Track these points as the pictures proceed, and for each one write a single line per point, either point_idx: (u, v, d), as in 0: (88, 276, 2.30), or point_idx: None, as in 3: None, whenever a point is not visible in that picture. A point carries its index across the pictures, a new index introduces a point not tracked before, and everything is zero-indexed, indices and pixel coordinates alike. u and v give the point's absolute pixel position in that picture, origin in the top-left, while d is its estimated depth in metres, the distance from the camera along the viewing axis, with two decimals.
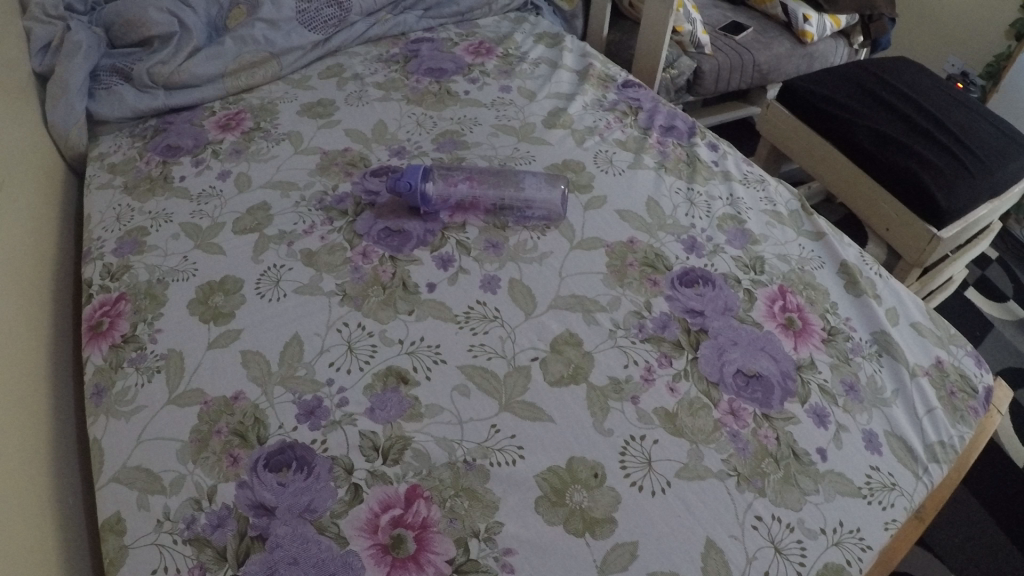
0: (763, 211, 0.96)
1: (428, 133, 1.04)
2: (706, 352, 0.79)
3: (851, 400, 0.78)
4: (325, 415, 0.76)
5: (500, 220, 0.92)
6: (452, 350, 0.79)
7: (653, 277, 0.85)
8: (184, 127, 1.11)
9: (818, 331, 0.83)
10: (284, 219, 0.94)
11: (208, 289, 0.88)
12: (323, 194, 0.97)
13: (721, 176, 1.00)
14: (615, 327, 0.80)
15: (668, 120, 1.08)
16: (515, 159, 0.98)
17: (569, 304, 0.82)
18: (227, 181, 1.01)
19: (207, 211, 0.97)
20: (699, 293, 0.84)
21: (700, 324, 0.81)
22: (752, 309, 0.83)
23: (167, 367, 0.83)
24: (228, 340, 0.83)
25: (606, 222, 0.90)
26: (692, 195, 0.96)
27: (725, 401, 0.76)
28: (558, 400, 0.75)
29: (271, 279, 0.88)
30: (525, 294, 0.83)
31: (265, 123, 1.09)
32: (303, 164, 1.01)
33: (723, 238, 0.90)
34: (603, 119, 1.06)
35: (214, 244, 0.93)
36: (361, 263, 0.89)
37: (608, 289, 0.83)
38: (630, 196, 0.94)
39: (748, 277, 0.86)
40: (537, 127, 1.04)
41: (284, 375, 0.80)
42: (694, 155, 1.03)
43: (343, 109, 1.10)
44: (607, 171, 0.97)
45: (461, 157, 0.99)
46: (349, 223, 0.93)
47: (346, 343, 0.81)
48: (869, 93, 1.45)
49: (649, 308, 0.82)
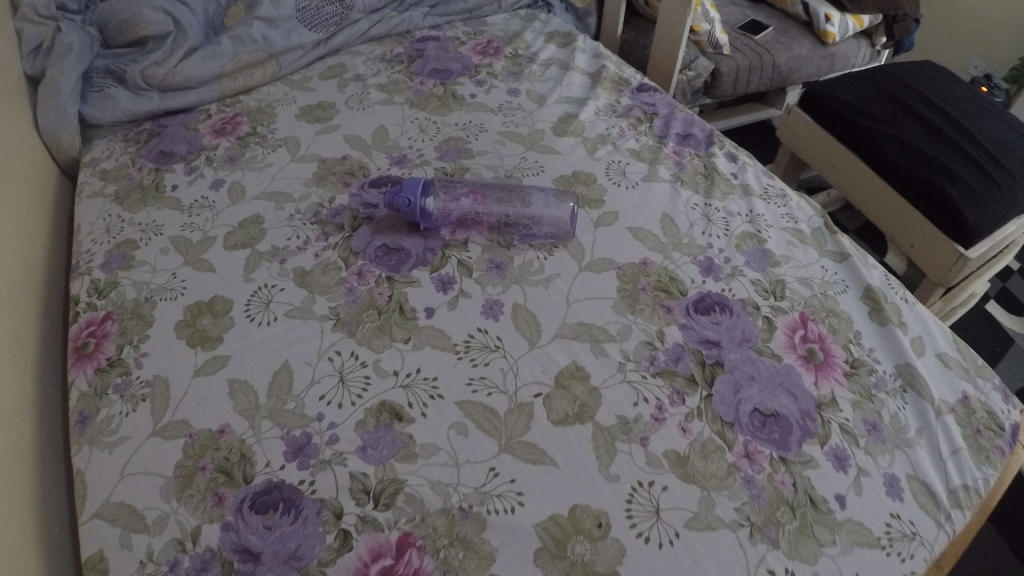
0: (785, 229, 0.90)
1: (431, 140, 0.99)
2: (721, 388, 0.73)
3: (873, 441, 0.72)
4: (314, 454, 0.72)
5: (505, 238, 0.86)
6: (449, 384, 0.74)
7: (666, 302, 0.80)
8: (179, 131, 1.06)
9: (840, 364, 0.77)
10: (277, 234, 0.90)
11: (197, 310, 0.84)
12: (319, 206, 0.92)
13: (740, 190, 0.94)
14: (625, 358, 0.75)
15: (684, 128, 1.02)
16: (522, 170, 0.93)
17: (575, 333, 0.77)
18: (220, 191, 0.96)
19: (198, 223, 0.92)
20: (715, 322, 0.78)
21: (715, 357, 0.75)
22: (772, 340, 0.77)
23: (152, 396, 0.79)
24: (216, 367, 0.79)
25: (618, 240, 0.85)
26: (709, 211, 0.90)
27: (740, 443, 0.70)
28: (562, 441, 0.70)
29: (262, 300, 0.84)
30: (529, 321, 0.78)
31: (261, 127, 1.04)
32: (299, 173, 0.96)
33: (741, 259, 0.84)
34: (615, 126, 1.00)
35: (204, 260, 0.88)
36: (356, 283, 0.84)
37: (618, 317, 0.78)
38: (644, 212, 0.88)
39: (767, 304, 0.80)
40: (547, 133, 0.98)
41: (273, 408, 0.75)
42: (711, 166, 0.96)
43: (343, 113, 1.04)
44: (620, 184, 0.91)
45: (465, 167, 0.94)
46: (345, 238, 0.89)
47: (338, 374, 0.76)
48: (895, 99, 1.38)
49: (662, 338, 0.76)
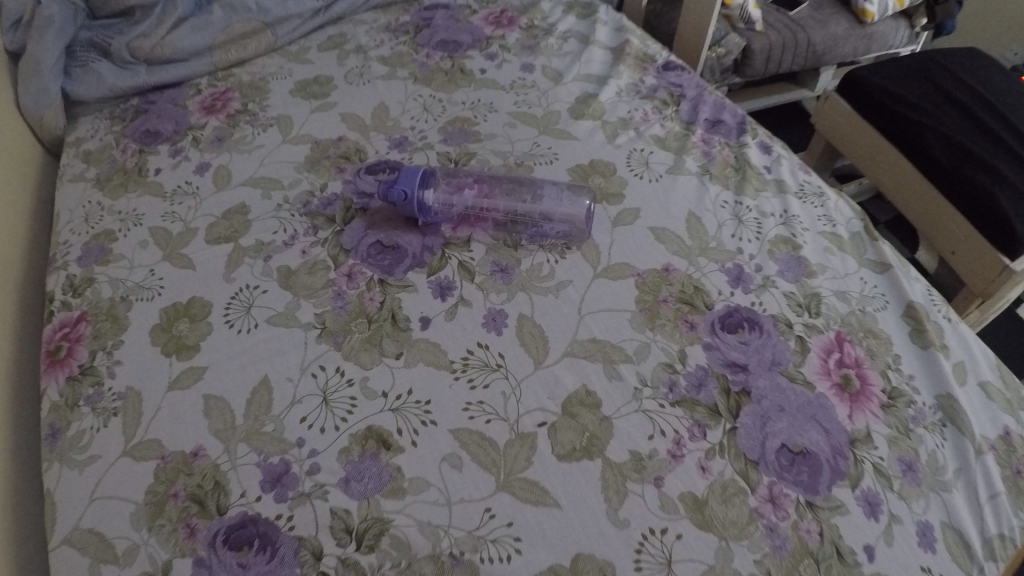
0: (822, 234, 0.80)
1: (434, 121, 0.90)
2: (747, 420, 0.65)
3: (908, 483, 0.63)
4: (293, 485, 0.65)
5: (513, 236, 0.77)
6: (444, 409, 0.66)
7: (689, 317, 0.71)
8: (166, 107, 0.98)
9: (877, 394, 0.68)
10: (263, 227, 0.82)
11: (174, 312, 0.77)
12: (310, 194, 0.84)
13: (774, 186, 0.84)
14: (641, 382, 0.67)
15: (714, 113, 0.92)
16: (533, 158, 0.84)
17: (586, 351, 0.68)
18: (205, 176, 0.88)
19: (181, 212, 0.85)
20: (742, 342, 0.69)
21: (741, 384, 0.67)
22: (805, 365, 0.69)
23: (125, 410, 0.72)
24: (191, 380, 0.72)
25: (637, 242, 0.76)
26: (739, 211, 0.80)
27: (764, 485, 0.62)
28: (567, 480, 0.62)
29: (243, 304, 0.76)
30: (536, 335, 0.70)
31: (253, 104, 0.95)
32: (290, 157, 0.88)
33: (774, 268, 0.75)
34: (638, 109, 0.91)
35: (183, 256, 0.81)
36: (345, 287, 0.75)
37: (635, 334, 0.69)
38: (668, 210, 0.79)
39: (800, 320, 0.72)
40: (562, 116, 0.88)
41: (250, 430, 0.68)
42: (743, 158, 0.87)
43: (341, 88, 0.95)
44: (642, 176, 0.82)
45: (471, 152, 0.85)
46: (336, 233, 0.80)
47: (321, 394, 0.68)
48: (941, 90, 1.26)
49: (684, 360, 0.68)
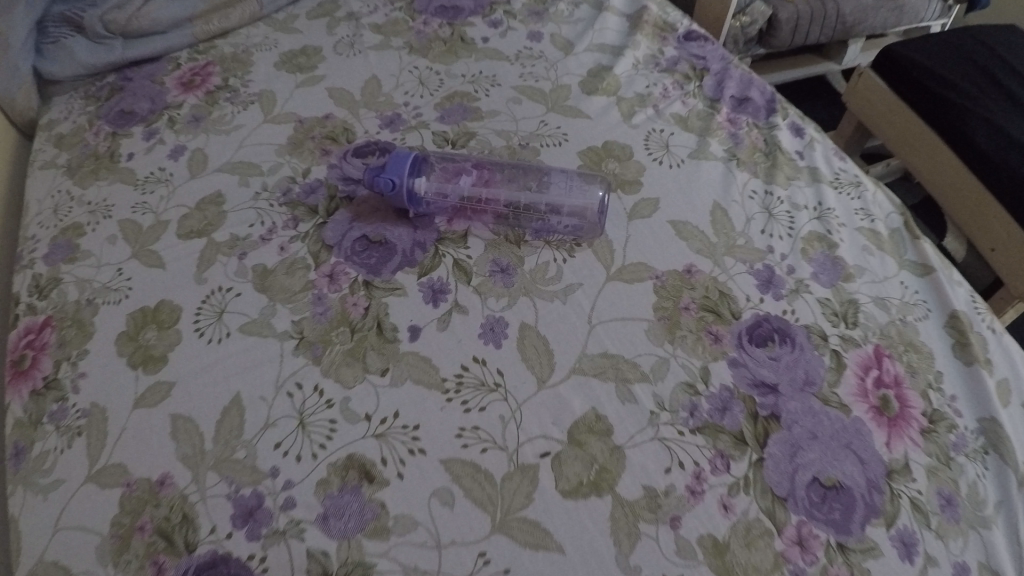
0: (860, 230, 0.72)
1: (430, 96, 0.80)
2: (776, 449, 0.57)
3: (947, 520, 0.56)
4: (266, 521, 0.56)
5: (515, 231, 0.68)
6: (434, 436, 0.58)
7: (713, 328, 0.63)
8: (143, 85, 0.90)
9: (918, 418, 0.60)
10: (239, 219, 0.73)
11: (142, 318, 0.70)
12: (291, 180, 0.75)
13: (807, 174, 0.76)
14: (658, 405, 0.59)
15: (740, 89, 0.83)
16: (540, 138, 0.75)
17: (596, 367, 0.60)
18: (180, 160, 0.79)
19: (152, 202, 0.77)
20: (772, 357, 0.62)
21: (770, 407, 0.59)
22: (840, 384, 0.61)
23: (89, 429, 0.64)
24: (158, 397, 0.65)
25: (655, 238, 0.67)
26: (769, 203, 0.72)
27: (791, 525, 0.54)
28: (572, 520, 0.54)
29: (215, 308, 0.68)
30: (540, 348, 0.61)
31: (234, 79, 0.86)
32: (272, 138, 0.79)
33: (807, 269, 0.67)
34: (658, 84, 0.82)
35: (152, 252, 0.73)
36: (326, 290, 0.67)
37: (652, 348, 0.61)
38: (691, 201, 0.70)
39: (836, 331, 0.64)
40: (573, 91, 0.79)
41: (219, 457, 0.60)
42: (773, 142, 0.78)
43: (329, 61, 0.86)
44: (662, 161, 0.73)
45: (470, 131, 0.76)
46: (318, 225, 0.72)
47: (297, 415, 0.61)
48: (983, 69, 1.14)
49: (707, 380, 0.60)
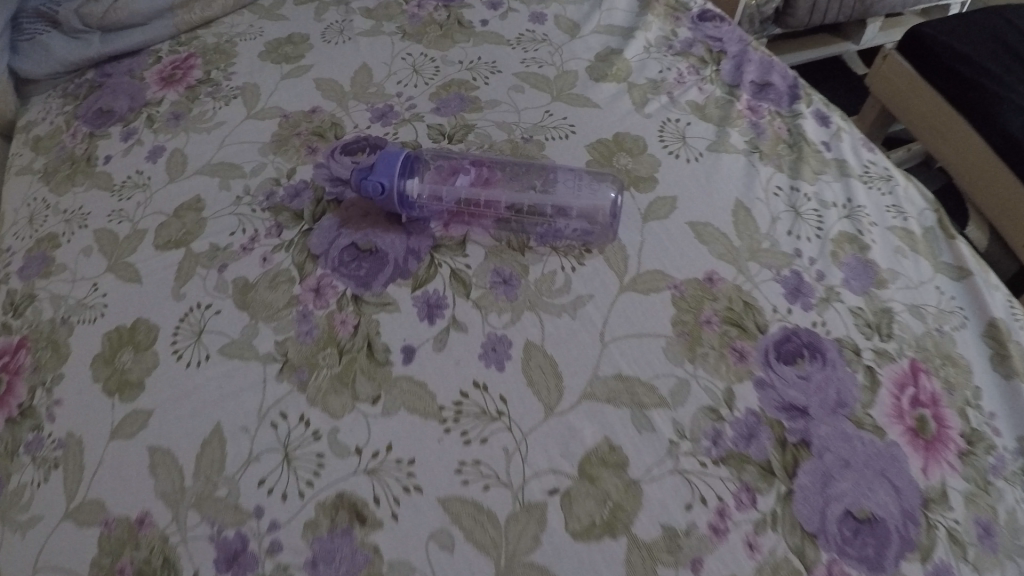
0: (892, 229, 0.66)
1: (426, 85, 0.73)
2: (805, 480, 0.52)
3: (984, 551, 0.51)
4: (251, 567, 0.51)
5: (518, 236, 0.62)
6: (430, 471, 0.52)
7: (738, 343, 0.57)
8: (122, 81, 0.85)
9: (955, 439, 0.55)
10: (219, 227, 0.67)
11: (118, 338, 0.65)
12: (274, 183, 0.68)
13: (835, 167, 0.70)
14: (677, 433, 0.53)
15: (761, 74, 0.77)
16: (543, 131, 0.68)
17: (609, 391, 0.54)
18: (158, 162, 0.73)
19: (129, 209, 0.71)
20: (803, 375, 0.56)
21: (800, 433, 0.53)
22: (875, 404, 0.55)
23: (65, 461, 0.60)
24: (135, 427, 0.60)
25: (672, 242, 0.61)
26: (795, 200, 0.66)
27: (823, 565, 0.49)
28: (584, 566, 0.48)
29: (194, 327, 0.62)
30: (547, 371, 0.55)
31: (216, 72, 0.80)
32: (256, 136, 0.72)
33: (839, 274, 0.62)
34: (672, 68, 0.75)
35: (129, 265, 0.68)
36: (312, 306, 0.60)
37: (671, 369, 0.55)
38: (710, 201, 0.64)
39: (870, 345, 0.58)
40: (580, 77, 0.73)
41: (200, 495, 0.55)
42: (798, 131, 0.72)
43: (316, 49, 0.79)
44: (679, 155, 0.67)
45: (469, 125, 0.69)
46: (304, 233, 0.65)
47: (281, 448, 0.55)
48: (1014, 52, 1.07)
49: (731, 403, 0.54)
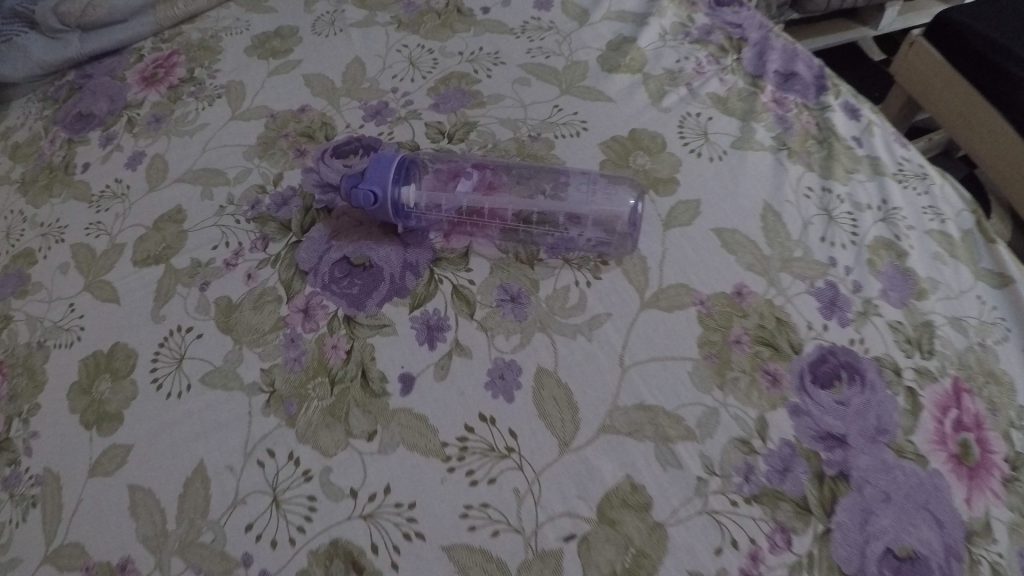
0: (930, 234, 0.60)
1: (424, 79, 0.67)
2: (844, 516, 0.46)
3: None
4: None
5: (527, 247, 0.56)
6: (433, 515, 0.47)
7: (770, 365, 0.51)
8: (102, 82, 0.79)
9: (999, 465, 0.50)
10: (201, 240, 0.61)
11: (95, 365, 0.60)
12: (260, 190, 0.62)
13: (868, 164, 0.64)
14: (706, 468, 0.47)
15: (785, 63, 0.71)
16: (552, 128, 0.62)
17: (630, 423, 0.49)
18: (138, 169, 0.68)
19: (107, 222, 0.66)
20: (840, 401, 0.50)
21: (838, 465, 0.48)
22: (917, 430, 0.50)
23: (44, 499, 0.55)
24: (115, 464, 0.55)
25: (696, 251, 0.55)
26: (828, 202, 0.60)
27: None
28: None
29: (174, 352, 0.57)
30: (561, 401, 0.50)
31: (200, 69, 0.74)
32: (241, 139, 0.66)
33: (877, 284, 0.55)
34: (690, 57, 0.69)
35: (107, 284, 0.63)
36: (301, 329, 0.55)
37: (697, 397, 0.50)
38: (737, 203, 0.58)
39: (910, 363, 0.52)
40: (590, 68, 0.66)
41: (184, 541, 0.50)
42: (827, 124, 0.66)
43: (306, 41, 0.72)
44: (700, 153, 0.61)
45: (471, 122, 0.63)
46: (291, 246, 0.59)
47: (269, 490, 0.50)
48: None
49: (763, 433, 0.49)
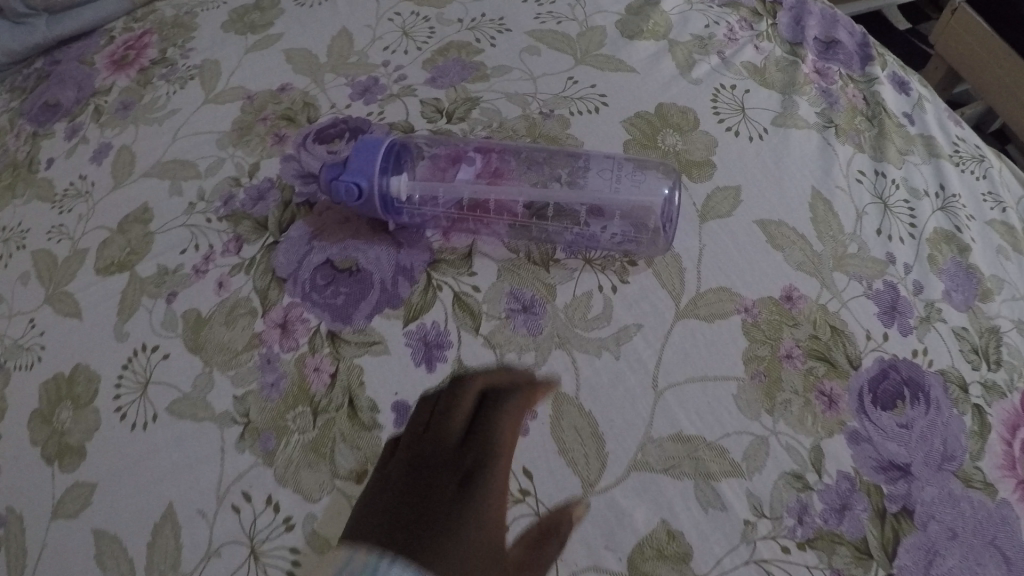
0: (992, 224, 0.53)
1: (418, 50, 0.58)
2: (907, 560, 0.40)
3: None
4: None
5: (541, 246, 0.48)
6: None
7: (824, 384, 0.43)
8: (71, 68, 0.70)
9: None
10: (170, 243, 0.53)
11: (56, 391, 0.52)
12: (234, 183, 0.54)
13: (922, 144, 0.56)
14: (754, 510, 0.40)
15: (826, 29, 0.61)
16: (568, 103, 0.53)
17: (666, 458, 0.41)
18: (104, 164, 0.60)
19: (71, 225, 0.59)
20: (903, 424, 0.43)
21: (901, 499, 0.41)
22: (985, 454, 0.43)
23: (6, 543, 0.48)
24: (79, 503, 0.47)
25: (739, 248, 0.46)
26: (882, 188, 0.51)
27: None
28: None
29: (138, 377, 0.49)
30: (584, 432, 0.41)
31: (173, 49, 0.65)
32: (214, 125, 0.58)
33: (939, 284, 0.49)
34: (722, 20, 0.59)
35: (68, 296, 0.55)
36: (278, 348, 0.47)
37: (745, 425, 0.42)
38: (783, 190, 0.49)
39: (977, 376, 0.46)
40: (608, 34, 0.57)
41: None
42: (875, 99, 0.57)
43: (288, 13, 0.64)
44: (739, 131, 0.52)
45: (474, 96, 0.54)
46: (267, 249, 0.50)
47: (246, 541, 0.42)
48: None
49: (820, 465, 0.41)
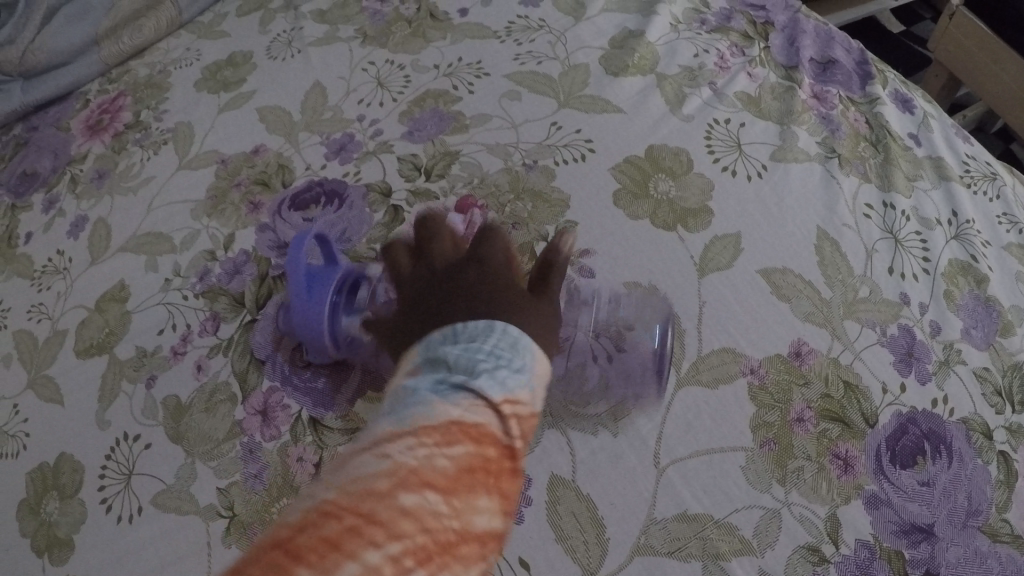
0: (1010, 247, 0.50)
1: (394, 102, 0.56)
2: None
3: None
4: None
5: None
6: None
7: (840, 447, 0.40)
8: (45, 135, 0.67)
9: None
10: (147, 323, 0.51)
11: (41, 482, 0.47)
12: (211, 257, 0.52)
13: (930, 167, 0.53)
14: None
15: (821, 48, 0.58)
16: (551, 151, 0.50)
17: (672, 540, 0.37)
18: (79, 238, 0.57)
19: (50, 303, 0.55)
20: (924, 481, 0.40)
21: (925, 563, 0.38)
22: (1011, 505, 0.41)
23: None
24: None
25: (742, 303, 0.44)
26: (892, 222, 0.48)
27: None
28: None
29: (122, 468, 0.46)
30: (582, 516, 0.38)
31: (147, 111, 0.63)
32: (190, 194, 0.56)
33: (957, 322, 0.45)
34: (710, 47, 0.56)
35: (47, 381, 0.51)
36: (259, 436, 0.44)
37: (760, 500, 0.38)
38: (786, 232, 0.46)
39: (1001, 421, 0.43)
40: (592, 72, 0.54)
41: None
42: (879, 121, 0.54)
43: (261, 68, 0.62)
44: (736, 171, 0.49)
45: (454, 150, 0.51)
46: (245, 327, 0.48)
47: None
48: None
49: (839, 535, 0.38)
